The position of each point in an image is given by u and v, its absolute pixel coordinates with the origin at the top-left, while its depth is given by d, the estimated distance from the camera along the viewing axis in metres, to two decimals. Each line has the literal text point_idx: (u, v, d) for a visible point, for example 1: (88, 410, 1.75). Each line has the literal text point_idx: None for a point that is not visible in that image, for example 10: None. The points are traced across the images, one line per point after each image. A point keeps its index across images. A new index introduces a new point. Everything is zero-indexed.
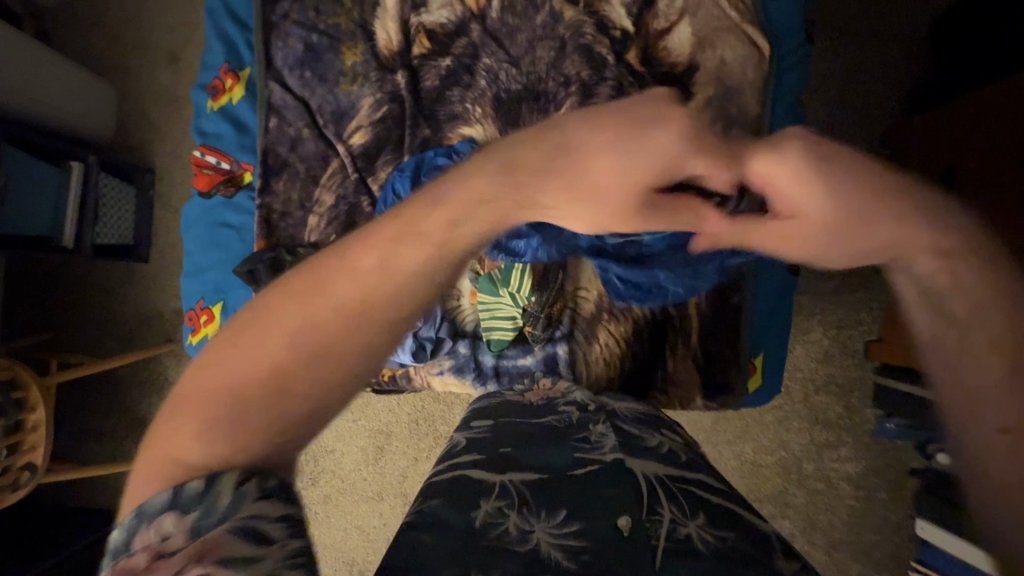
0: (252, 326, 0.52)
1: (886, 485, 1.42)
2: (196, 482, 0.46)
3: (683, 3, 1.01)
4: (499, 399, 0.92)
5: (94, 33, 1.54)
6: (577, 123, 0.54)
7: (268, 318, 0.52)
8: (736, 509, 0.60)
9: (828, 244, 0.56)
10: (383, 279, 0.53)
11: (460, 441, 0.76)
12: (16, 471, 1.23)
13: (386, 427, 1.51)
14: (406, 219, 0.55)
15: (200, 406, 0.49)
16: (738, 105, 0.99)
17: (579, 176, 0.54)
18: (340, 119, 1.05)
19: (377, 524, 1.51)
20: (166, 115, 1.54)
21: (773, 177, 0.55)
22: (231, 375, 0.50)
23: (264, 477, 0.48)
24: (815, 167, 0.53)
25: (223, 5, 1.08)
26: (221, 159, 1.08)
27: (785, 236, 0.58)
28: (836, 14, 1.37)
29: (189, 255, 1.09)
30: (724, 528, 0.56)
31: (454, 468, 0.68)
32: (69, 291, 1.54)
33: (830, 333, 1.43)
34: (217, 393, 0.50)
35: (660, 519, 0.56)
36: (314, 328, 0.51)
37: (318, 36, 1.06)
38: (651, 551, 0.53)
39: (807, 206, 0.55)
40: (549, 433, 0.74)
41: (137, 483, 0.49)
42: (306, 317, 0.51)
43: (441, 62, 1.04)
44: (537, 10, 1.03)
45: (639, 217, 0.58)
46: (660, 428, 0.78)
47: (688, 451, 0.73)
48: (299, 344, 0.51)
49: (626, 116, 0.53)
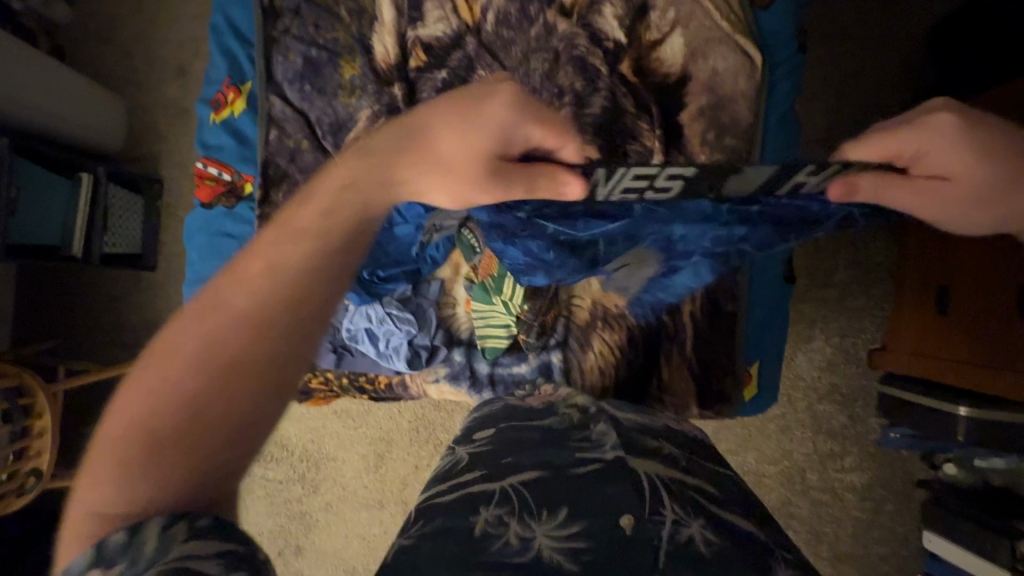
0: (161, 358, 0.58)
1: (893, 497, 1.40)
2: (118, 534, 0.49)
3: (675, 14, 1.02)
4: (500, 404, 0.92)
5: (104, 48, 1.59)
6: (420, 114, 0.68)
7: (170, 355, 0.58)
8: (736, 516, 0.59)
9: (975, 200, 0.69)
10: (270, 288, 0.60)
11: (461, 458, 0.73)
12: (23, 476, 1.25)
13: (387, 434, 1.52)
14: (284, 224, 0.64)
15: (120, 443, 0.55)
16: (730, 115, 1.00)
17: (429, 152, 0.66)
18: (338, 131, 1.08)
19: (378, 532, 1.52)
20: (174, 128, 1.58)
21: (927, 143, 0.67)
22: (146, 409, 0.56)
23: (194, 517, 0.51)
24: (964, 134, 0.66)
25: (225, 22, 1.11)
26: (223, 171, 1.11)
27: (925, 196, 0.69)
28: (832, 23, 1.38)
29: (192, 264, 1.11)
30: (725, 532, 0.55)
31: (456, 483, 0.66)
32: (79, 300, 1.58)
33: (832, 341, 1.41)
34: (135, 431, 0.55)
35: (663, 520, 0.55)
36: (212, 357, 0.57)
37: (316, 50, 1.09)
38: (653, 553, 0.52)
39: (968, 166, 0.67)
40: (549, 437, 0.73)
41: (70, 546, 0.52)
42: (207, 336, 0.58)
43: (437, 74, 1.06)
44: (531, 22, 1.05)
45: (493, 184, 0.67)
46: (661, 433, 0.77)
47: (689, 455, 0.72)
48: (205, 364, 0.57)
49: (454, 105, 0.66)
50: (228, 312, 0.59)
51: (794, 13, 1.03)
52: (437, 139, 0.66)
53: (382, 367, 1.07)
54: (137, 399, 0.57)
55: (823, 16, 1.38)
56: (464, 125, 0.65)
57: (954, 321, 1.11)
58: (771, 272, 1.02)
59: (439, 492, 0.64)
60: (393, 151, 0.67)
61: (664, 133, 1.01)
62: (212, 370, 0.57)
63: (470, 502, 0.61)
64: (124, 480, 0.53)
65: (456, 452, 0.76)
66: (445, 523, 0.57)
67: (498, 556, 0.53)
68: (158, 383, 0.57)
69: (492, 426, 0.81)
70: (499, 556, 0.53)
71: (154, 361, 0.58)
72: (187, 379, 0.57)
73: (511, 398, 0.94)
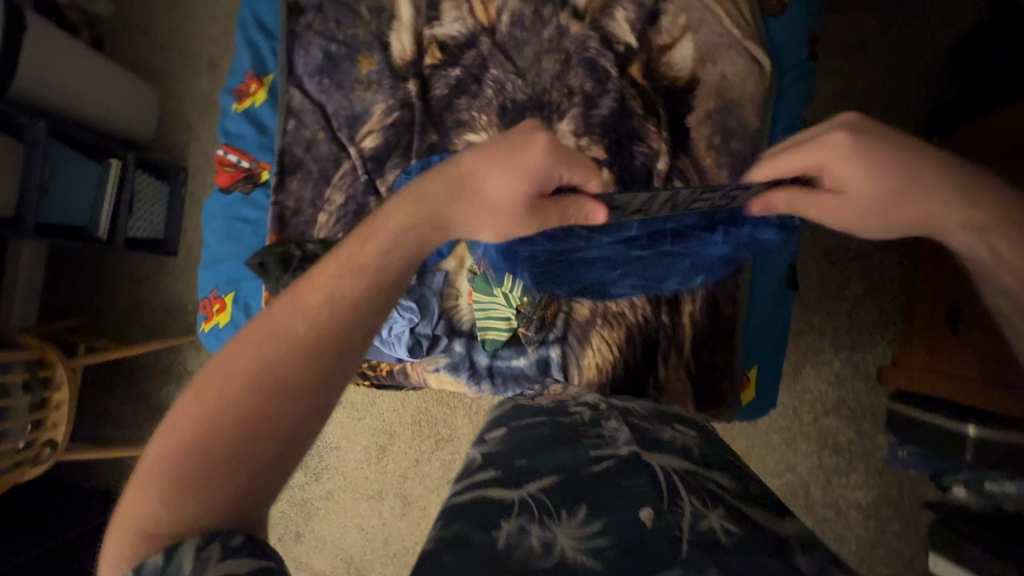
0: (225, 365, 0.59)
1: (900, 517, 1.36)
2: (156, 557, 0.48)
3: (686, 19, 1.04)
4: (511, 405, 0.92)
5: (140, 41, 1.66)
6: (467, 158, 0.70)
7: (225, 372, 0.58)
8: (754, 507, 0.62)
9: (870, 213, 0.71)
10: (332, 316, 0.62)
11: (476, 457, 0.73)
12: (39, 446, 1.30)
13: (389, 427, 1.54)
14: (362, 249, 0.67)
15: (179, 446, 0.56)
16: (737, 119, 1.02)
17: (479, 197, 0.69)
18: (354, 123, 1.11)
19: (376, 524, 1.53)
20: (200, 118, 1.64)
21: (825, 160, 0.69)
22: (215, 414, 0.57)
23: (226, 539, 0.50)
24: (856, 145, 0.68)
25: (252, 17, 1.16)
26: (242, 158, 1.15)
27: (830, 208, 0.72)
28: (851, 33, 1.37)
29: (208, 247, 1.16)
30: (742, 522, 0.58)
31: (471, 487, 0.65)
32: (100, 280, 1.63)
33: (841, 354, 1.39)
34: (188, 450, 0.55)
35: (682, 511, 0.58)
36: (259, 385, 0.58)
37: (337, 45, 1.13)
38: (673, 542, 0.55)
39: (860, 185, 0.69)
40: (562, 436, 0.73)
41: (119, 545, 0.53)
42: (275, 354, 0.59)
43: (451, 72, 1.09)
44: (545, 24, 1.07)
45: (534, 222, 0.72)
46: (673, 424, 0.78)
47: (699, 445, 0.74)
48: (274, 377, 0.59)
49: (505, 145, 0.68)
50: (277, 341, 0.60)
51: (804, 22, 1.04)
52: (482, 179, 0.69)
53: (383, 354, 1.09)
54: (189, 420, 0.57)
55: (842, 26, 1.38)
56: (506, 162, 0.68)
57: (963, 338, 1.11)
58: (772, 275, 1.02)
59: (454, 499, 0.64)
60: (448, 195, 0.69)
61: (671, 135, 1.03)
62: (261, 394, 0.58)
63: (490, 510, 0.60)
64: (162, 506, 0.53)
65: (470, 455, 0.75)
66: (468, 533, 0.57)
67: (524, 562, 0.53)
68: (204, 408, 0.57)
69: (502, 426, 0.82)
70: (523, 561, 0.53)
71: (212, 375, 0.59)
72: (232, 403, 0.57)
73: (519, 398, 0.94)
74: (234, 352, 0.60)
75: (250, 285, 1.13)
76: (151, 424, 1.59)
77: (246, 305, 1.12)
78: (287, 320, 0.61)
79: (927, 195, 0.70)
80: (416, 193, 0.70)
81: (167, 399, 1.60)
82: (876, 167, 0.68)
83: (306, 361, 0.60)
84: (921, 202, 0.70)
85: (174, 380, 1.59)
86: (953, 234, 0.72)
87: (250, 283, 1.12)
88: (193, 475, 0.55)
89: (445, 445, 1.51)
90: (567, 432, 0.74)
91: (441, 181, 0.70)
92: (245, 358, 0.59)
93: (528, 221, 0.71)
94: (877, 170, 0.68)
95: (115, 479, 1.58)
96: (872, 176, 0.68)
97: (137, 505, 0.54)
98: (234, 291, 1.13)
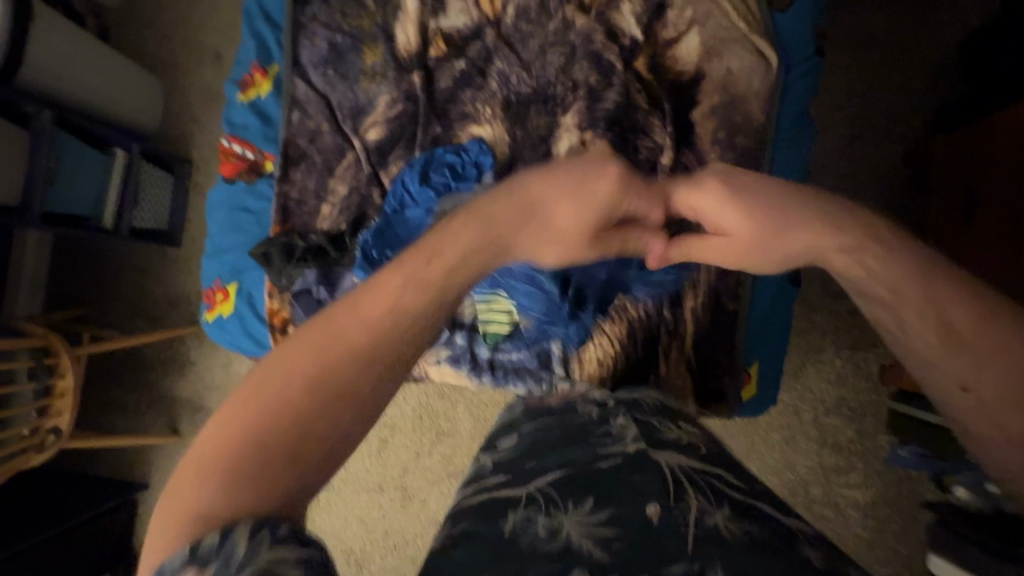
0: (298, 347, 0.54)
1: (900, 516, 1.35)
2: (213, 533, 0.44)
3: (693, 13, 1.03)
4: (520, 406, 0.91)
5: (146, 32, 1.66)
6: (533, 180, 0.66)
7: (299, 355, 0.53)
8: (763, 507, 0.61)
9: (753, 250, 0.68)
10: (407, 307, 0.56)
11: (486, 462, 0.74)
12: (43, 433, 1.31)
13: (390, 419, 1.54)
14: (431, 250, 0.61)
15: (238, 428, 0.50)
16: (742, 114, 1.01)
17: (543, 225, 0.66)
18: (358, 114, 1.11)
19: (377, 515, 1.54)
20: (205, 110, 1.64)
21: (702, 206, 0.69)
22: (278, 399, 0.51)
23: (273, 527, 0.45)
24: (731, 194, 0.67)
25: (258, 7, 1.16)
26: (246, 148, 1.15)
27: (719, 248, 0.71)
28: (859, 29, 1.36)
29: (211, 236, 1.16)
30: (748, 520, 0.57)
31: (482, 489, 0.67)
32: (103, 271, 1.64)
33: (843, 353, 1.38)
34: (252, 431, 0.50)
35: (689, 507, 0.58)
36: (326, 382, 0.52)
37: (342, 37, 1.13)
38: (681, 538, 0.54)
39: (730, 225, 0.68)
40: (571, 434, 0.74)
41: (162, 530, 0.46)
42: (343, 343, 0.54)
43: (456, 64, 1.09)
44: (550, 17, 1.07)
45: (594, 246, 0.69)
46: (677, 420, 0.78)
47: (706, 444, 0.73)
48: (346, 365, 0.53)
49: (574, 173, 0.66)
50: (346, 339, 0.54)
51: (812, 17, 1.03)
52: (548, 206, 0.65)
53: None
54: (248, 417, 0.51)
55: (850, 23, 1.36)
56: (572, 187, 0.65)
57: None
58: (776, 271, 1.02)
59: (467, 500, 0.65)
60: (508, 220, 0.64)
61: (675, 130, 1.03)
62: (321, 390, 0.52)
63: (499, 506, 0.62)
64: (218, 492, 0.47)
65: (483, 459, 0.76)
66: (475, 531, 0.59)
67: (530, 546, 0.56)
68: (264, 403, 0.51)
69: (514, 431, 0.80)
70: (527, 551, 0.55)
71: (281, 357, 0.53)
72: (295, 398, 0.51)
73: (529, 398, 0.93)
74: (295, 346, 0.54)
75: (253, 276, 1.13)
76: (154, 413, 1.60)
77: (249, 295, 1.12)
78: (350, 315, 0.55)
79: (791, 215, 0.66)
80: (481, 212, 0.64)
81: (170, 389, 1.61)
82: (748, 207, 0.67)
83: (376, 358, 0.54)
84: (808, 231, 0.66)
85: (177, 370, 1.60)
86: (829, 257, 0.66)
87: (252, 273, 1.12)
88: (251, 473, 0.48)
89: (445, 438, 1.51)
90: (578, 431, 0.74)
91: (509, 208, 0.64)
92: (310, 355, 0.53)
93: (592, 246, 0.69)
94: (742, 205, 0.67)
95: (118, 467, 1.60)
96: (744, 222, 0.67)
97: (193, 483, 0.47)
98: (237, 282, 1.13)
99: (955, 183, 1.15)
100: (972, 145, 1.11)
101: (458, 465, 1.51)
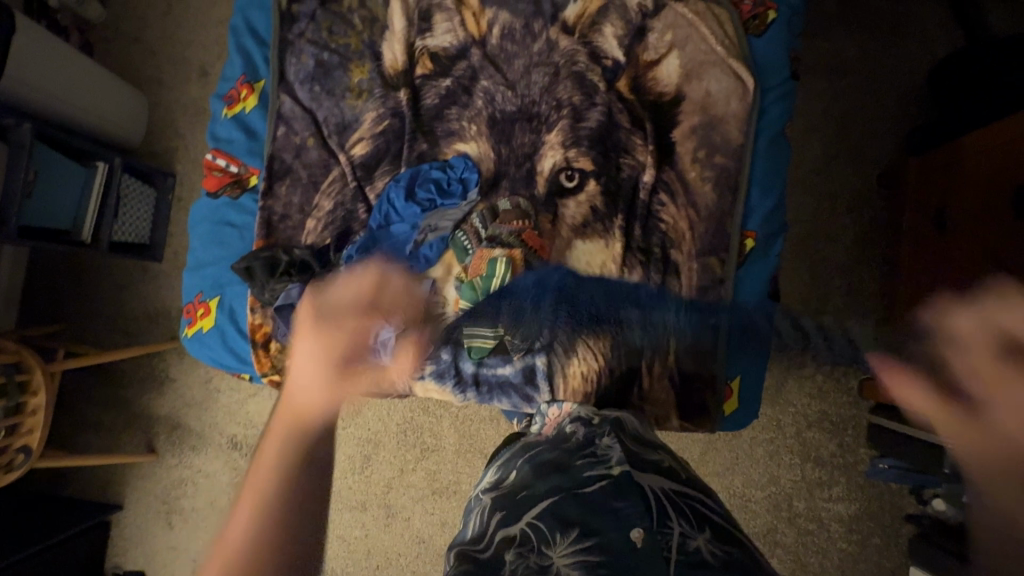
0: None
1: (881, 530, 1.36)
2: None
3: (672, 37, 1.07)
4: (522, 442, 0.92)
5: (132, 47, 1.66)
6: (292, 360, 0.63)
7: None
8: (742, 539, 0.65)
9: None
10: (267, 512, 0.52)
11: (486, 504, 0.74)
12: (12, 453, 1.26)
13: (375, 436, 1.52)
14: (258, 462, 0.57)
15: None
16: (722, 134, 1.04)
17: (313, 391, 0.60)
18: (344, 130, 1.12)
19: (359, 535, 1.50)
20: (190, 124, 1.64)
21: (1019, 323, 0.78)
22: None
23: None
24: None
25: (245, 23, 1.17)
26: (230, 163, 1.15)
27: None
28: (833, 54, 1.41)
29: (193, 251, 1.15)
30: (729, 544, 0.61)
31: (487, 534, 0.66)
32: (82, 286, 1.61)
33: (824, 368, 1.40)
34: None
35: (671, 533, 0.60)
36: None
37: (328, 54, 1.14)
38: (663, 560, 0.57)
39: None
40: (562, 459, 0.76)
41: None
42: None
43: (442, 83, 1.11)
44: (535, 38, 1.09)
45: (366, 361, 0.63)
46: (658, 447, 0.81)
47: (685, 470, 0.76)
48: None
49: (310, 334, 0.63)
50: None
51: (787, 43, 1.07)
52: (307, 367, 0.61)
53: None
54: None
55: (824, 48, 1.41)
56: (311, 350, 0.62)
57: None
58: (753, 290, 1.05)
59: (470, 548, 0.64)
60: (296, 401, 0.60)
61: (657, 149, 1.05)
62: None
63: (500, 542, 0.63)
64: None
65: (483, 500, 0.75)
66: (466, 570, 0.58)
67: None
68: None
69: (513, 467, 0.80)
70: None
71: None
72: None
73: (530, 434, 0.93)
74: None
75: (235, 290, 1.12)
76: (132, 431, 1.57)
77: (231, 310, 1.11)
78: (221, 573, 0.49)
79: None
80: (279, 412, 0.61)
81: (148, 407, 1.57)
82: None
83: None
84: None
85: (156, 388, 1.57)
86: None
87: (236, 287, 1.11)
88: None
89: (429, 454, 1.50)
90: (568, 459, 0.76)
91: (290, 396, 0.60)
92: None
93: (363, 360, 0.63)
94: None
95: (95, 487, 1.56)
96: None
97: None
98: (218, 296, 1.12)
99: (927, 203, 1.22)
100: (941, 169, 1.18)
101: (444, 481, 1.49)
